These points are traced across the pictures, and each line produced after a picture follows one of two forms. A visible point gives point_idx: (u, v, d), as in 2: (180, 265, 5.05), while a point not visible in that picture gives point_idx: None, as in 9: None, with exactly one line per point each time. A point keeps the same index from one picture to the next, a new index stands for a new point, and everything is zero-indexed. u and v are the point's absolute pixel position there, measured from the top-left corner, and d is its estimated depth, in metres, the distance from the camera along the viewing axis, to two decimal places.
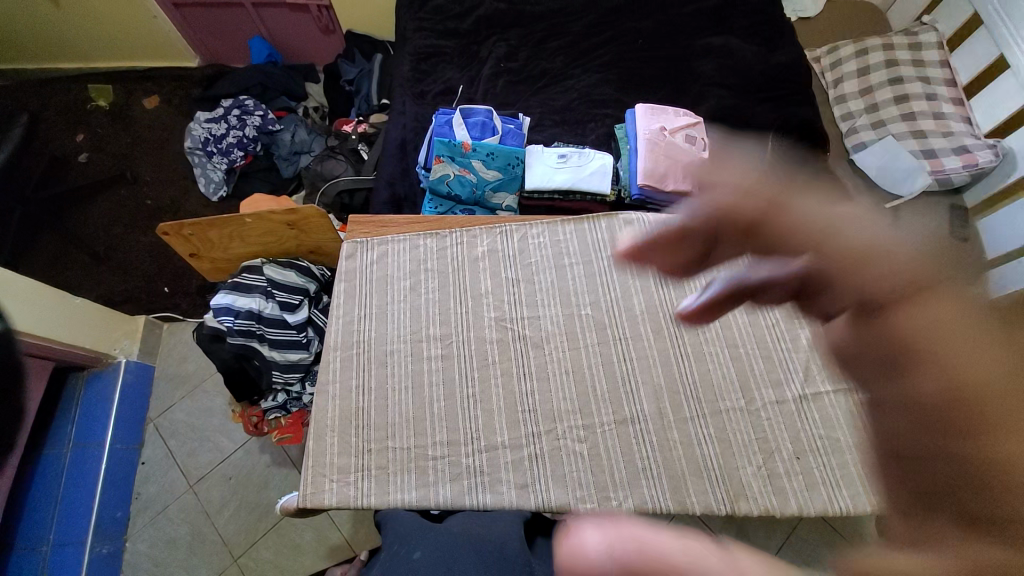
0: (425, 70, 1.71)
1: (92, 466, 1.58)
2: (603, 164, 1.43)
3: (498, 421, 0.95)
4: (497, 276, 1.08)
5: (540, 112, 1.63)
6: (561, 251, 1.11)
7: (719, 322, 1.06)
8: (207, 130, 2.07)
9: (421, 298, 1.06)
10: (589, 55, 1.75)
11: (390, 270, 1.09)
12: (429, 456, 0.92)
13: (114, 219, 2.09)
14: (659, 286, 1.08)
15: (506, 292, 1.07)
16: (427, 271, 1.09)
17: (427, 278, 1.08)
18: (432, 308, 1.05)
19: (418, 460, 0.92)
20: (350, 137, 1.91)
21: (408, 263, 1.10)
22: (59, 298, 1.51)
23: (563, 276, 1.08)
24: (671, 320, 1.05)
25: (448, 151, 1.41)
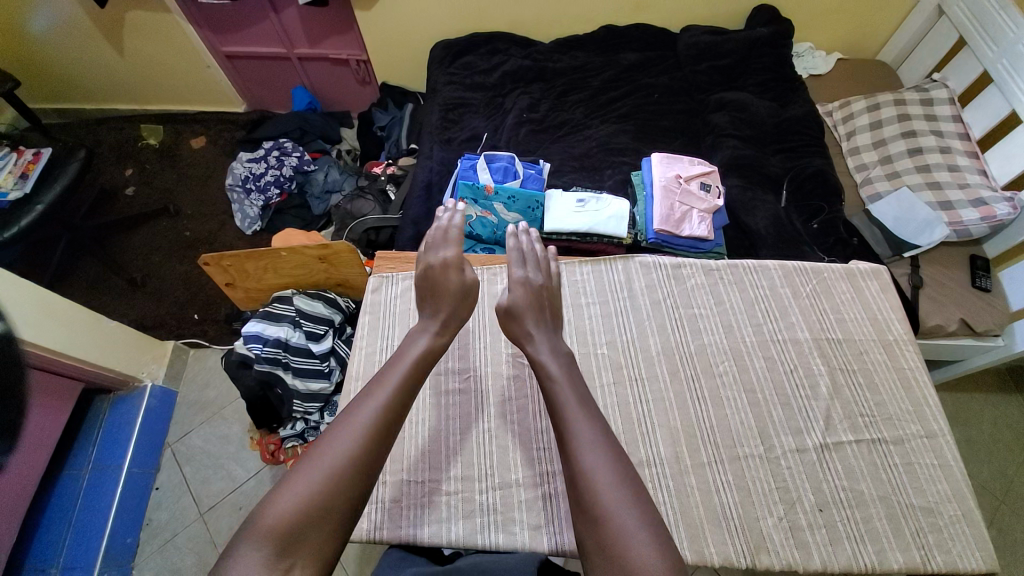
0: (453, 118, 1.84)
1: (108, 489, 1.60)
2: (620, 209, 1.49)
3: (513, 458, 0.96)
4: None
5: (560, 158, 1.71)
6: (578, 291, 1.13)
7: (737, 367, 1.06)
8: (247, 168, 2.21)
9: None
10: (607, 108, 1.85)
11: (413, 303, 1.12)
12: (441, 491, 0.93)
13: (153, 248, 2.21)
14: (675, 328, 1.09)
15: None
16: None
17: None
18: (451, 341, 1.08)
19: (431, 495, 0.92)
20: (380, 178, 2.03)
21: None
22: (92, 319, 1.59)
23: (580, 315, 1.10)
24: (688, 362, 1.06)
25: (471, 193, 1.48)
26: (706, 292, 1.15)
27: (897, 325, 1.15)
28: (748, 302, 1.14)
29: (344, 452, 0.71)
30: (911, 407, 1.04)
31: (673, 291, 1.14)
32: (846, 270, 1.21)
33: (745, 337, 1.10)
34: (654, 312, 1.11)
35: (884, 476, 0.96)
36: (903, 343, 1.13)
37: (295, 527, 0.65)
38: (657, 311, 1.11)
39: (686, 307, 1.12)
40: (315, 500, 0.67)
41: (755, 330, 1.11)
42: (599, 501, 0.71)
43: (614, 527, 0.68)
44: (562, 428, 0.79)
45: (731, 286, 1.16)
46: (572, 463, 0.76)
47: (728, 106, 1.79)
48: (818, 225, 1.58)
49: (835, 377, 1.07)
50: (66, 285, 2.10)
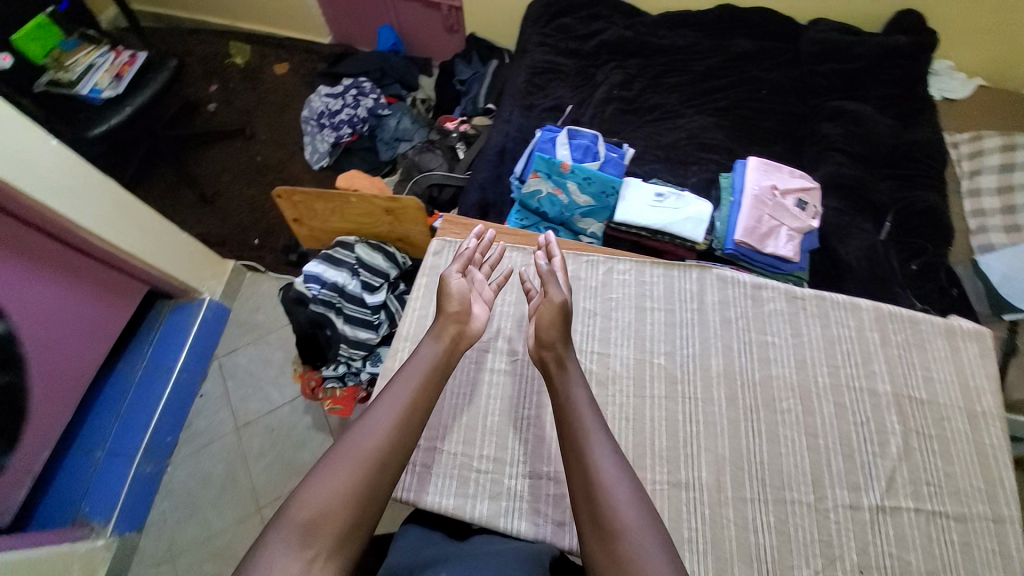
0: (539, 84, 1.75)
1: (158, 387, 1.72)
2: (700, 211, 1.39)
3: (548, 450, 0.93)
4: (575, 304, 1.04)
5: (644, 145, 1.61)
6: (644, 293, 1.05)
7: (802, 407, 0.98)
8: (324, 103, 2.22)
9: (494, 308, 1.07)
10: (705, 97, 1.71)
11: None
12: (472, 467, 0.92)
13: (225, 167, 2.28)
14: (743, 353, 1.01)
15: (581, 322, 1.02)
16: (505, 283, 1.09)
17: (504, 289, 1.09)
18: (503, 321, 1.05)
19: (461, 469, 0.92)
20: (452, 134, 1.98)
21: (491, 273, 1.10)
22: (164, 229, 1.66)
23: (642, 319, 1.03)
24: (749, 391, 0.98)
25: (546, 167, 1.42)
26: (784, 320, 1.06)
27: (988, 396, 1.03)
28: (828, 341, 1.04)
29: (370, 444, 0.74)
30: (984, 485, 0.94)
31: (747, 312, 1.05)
32: (946, 327, 1.07)
33: (818, 377, 1.01)
34: (722, 331, 1.03)
35: (940, 554, 0.88)
36: (992, 417, 1.01)
37: (323, 516, 0.67)
38: (726, 330, 1.03)
39: (759, 332, 1.04)
40: (344, 492, 0.69)
41: (830, 370, 1.02)
42: (616, 516, 0.68)
43: (632, 546, 0.65)
44: (577, 452, 0.76)
45: (813, 320, 1.06)
46: (585, 475, 0.73)
47: (842, 117, 1.61)
48: (917, 268, 1.41)
49: (908, 439, 0.97)
50: (144, 189, 2.21)
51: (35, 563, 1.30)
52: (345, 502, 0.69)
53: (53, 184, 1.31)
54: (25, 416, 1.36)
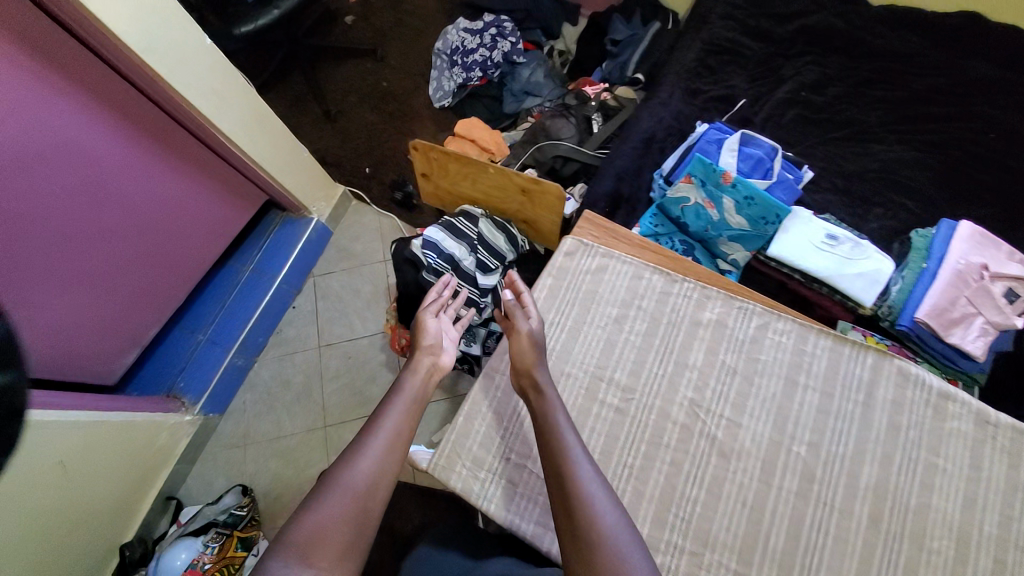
0: (712, 66, 1.51)
1: (258, 293, 1.80)
2: (878, 269, 1.16)
3: (645, 509, 0.82)
4: (714, 354, 0.90)
5: (821, 168, 1.35)
6: (800, 365, 0.89)
7: (955, 553, 0.79)
8: (460, 37, 2.06)
9: (620, 334, 0.93)
10: (915, 124, 1.38)
11: (603, 288, 0.97)
12: None
13: (351, 86, 2.24)
14: (903, 470, 0.84)
15: (717, 377, 0.89)
16: (640, 308, 0.95)
17: (636, 316, 0.94)
18: (628, 353, 0.91)
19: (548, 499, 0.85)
20: (590, 102, 1.77)
21: (624, 290, 0.96)
22: (293, 149, 1.67)
23: (789, 394, 0.87)
24: (901, 515, 0.81)
25: (703, 173, 1.22)
26: (967, 444, 0.85)
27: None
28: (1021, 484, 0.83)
29: (367, 475, 0.74)
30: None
31: (924, 423, 0.87)
32: None
33: (984, 524, 0.81)
34: (885, 436, 0.86)
35: None
36: None
37: (319, 539, 0.67)
38: (889, 436, 0.86)
39: (929, 450, 0.85)
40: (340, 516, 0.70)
41: (1001, 519, 0.81)
42: (592, 522, 0.64)
43: (609, 553, 0.61)
44: (556, 476, 0.70)
45: (1006, 454, 0.84)
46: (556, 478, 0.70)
47: None
48: None
49: None
50: (274, 93, 2.23)
51: (130, 427, 1.47)
52: (345, 528, 0.70)
53: (204, 85, 1.30)
54: (148, 294, 1.48)
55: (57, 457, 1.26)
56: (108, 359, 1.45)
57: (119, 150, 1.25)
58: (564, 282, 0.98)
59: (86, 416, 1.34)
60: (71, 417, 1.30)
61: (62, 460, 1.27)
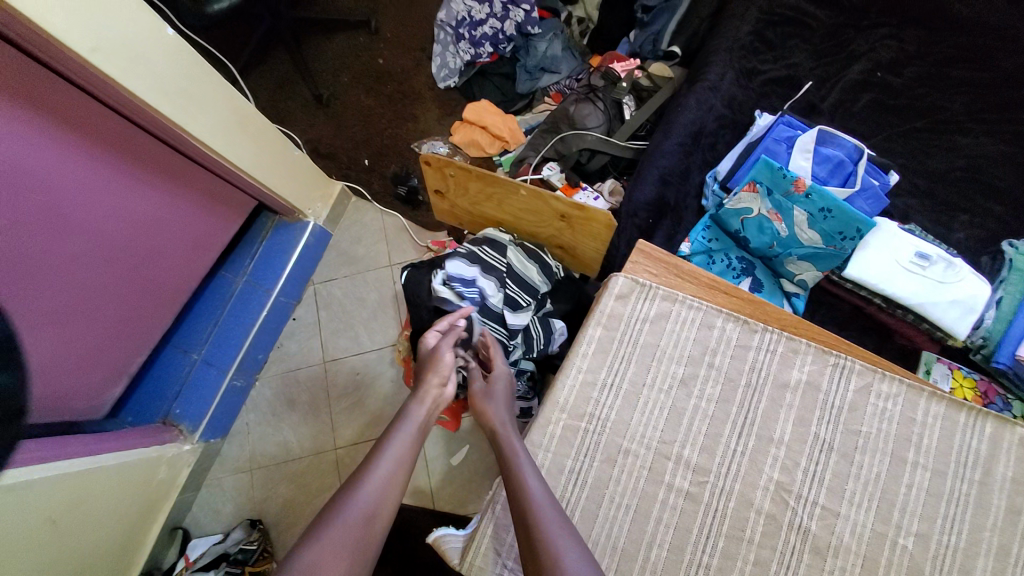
0: (769, 40, 1.26)
1: (256, 307, 1.61)
2: (977, 295, 0.97)
3: None
4: (803, 427, 0.75)
5: (900, 166, 1.15)
6: (906, 438, 0.75)
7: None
8: (465, 6, 1.78)
9: (689, 400, 0.77)
10: (1012, 110, 1.15)
11: (664, 341, 0.79)
12: None
13: (342, 65, 1.99)
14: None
15: (807, 455, 0.74)
16: (712, 366, 0.78)
17: (708, 376, 0.77)
18: (699, 425, 0.76)
19: None
20: (619, 82, 1.53)
21: (691, 344, 0.79)
22: (279, 147, 1.44)
23: (891, 474, 0.74)
24: None
25: (770, 180, 1.03)
26: None
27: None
28: None
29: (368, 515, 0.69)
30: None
31: None
32: None
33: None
34: (1004, 524, 0.72)
35: None
36: None
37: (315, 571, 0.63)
38: (1009, 524, 0.72)
39: None
40: (337, 554, 0.65)
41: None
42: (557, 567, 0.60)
43: None
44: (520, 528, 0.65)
45: None
46: (519, 519, 0.66)
47: None
48: None
49: None
50: (258, 75, 1.99)
51: (126, 469, 1.26)
52: (346, 558, 0.65)
53: (167, 84, 1.07)
54: (133, 324, 1.30)
55: (48, 515, 1.04)
56: (93, 396, 1.28)
57: (79, 167, 1.03)
58: (618, 334, 0.80)
59: (69, 464, 1.11)
60: (51, 470, 1.07)
61: (52, 516, 1.05)
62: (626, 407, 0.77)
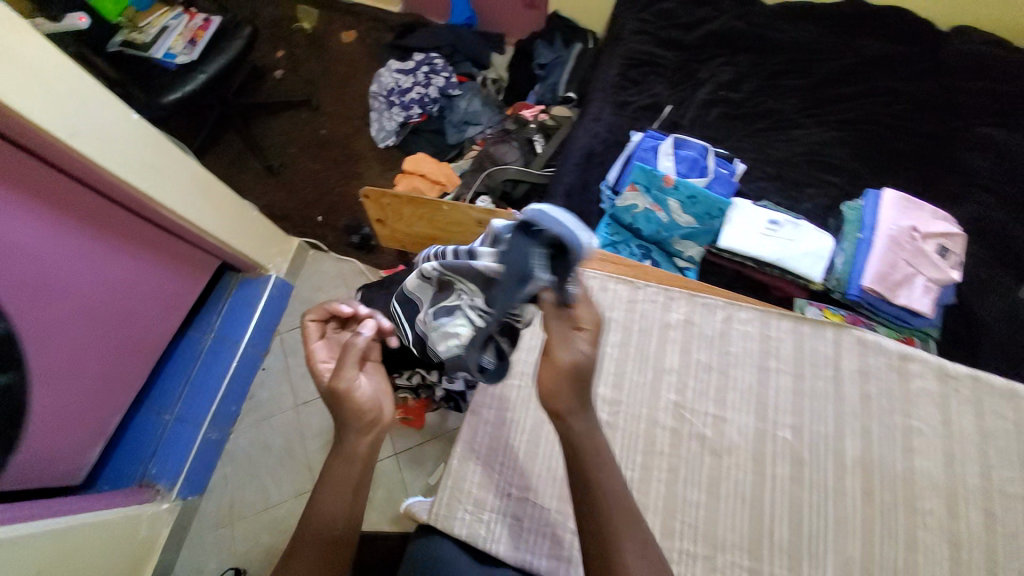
0: (634, 78, 1.59)
1: (224, 361, 1.71)
2: (821, 246, 1.22)
3: (652, 521, 0.83)
4: (688, 355, 0.94)
5: (751, 159, 1.44)
6: (769, 352, 0.93)
7: (947, 511, 0.83)
8: (394, 79, 2.10)
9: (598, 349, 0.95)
10: (828, 106, 1.48)
11: None
12: (568, 527, 0.84)
13: (291, 138, 2.23)
14: (883, 439, 0.87)
15: (694, 377, 0.92)
16: (611, 320, 0.98)
17: (610, 329, 0.97)
18: (608, 367, 0.94)
19: (556, 528, 0.85)
20: (529, 124, 1.84)
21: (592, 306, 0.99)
22: (239, 208, 1.61)
23: (764, 381, 0.91)
24: (888, 485, 0.85)
25: (646, 180, 1.28)
26: (932, 403, 0.89)
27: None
28: (983, 433, 0.88)
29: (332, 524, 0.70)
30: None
31: (891, 389, 0.90)
32: None
33: (968, 477, 0.85)
34: (861, 409, 0.89)
35: None
36: None
37: None
38: (864, 407, 0.89)
39: (902, 415, 0.89)
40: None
41: (983, 472, 0.85)
42: None
43: None
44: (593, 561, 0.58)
45: (966, 406, 0.89)
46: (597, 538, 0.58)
47: (994, 147, 1.36)
48: None
49: None
50: (213, 154, 2.19)
51: (107, 526, 1.30)
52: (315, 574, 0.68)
53: (138, 161, 1.25)
54: (116, 385, 1.39)
55: (32, 570, 1.07)
56: (73, 459, 1.34)
57: (72, 241, 1.20)
58: None
59: (53, 522, 1.16)
60: (36, 526, 1.12)
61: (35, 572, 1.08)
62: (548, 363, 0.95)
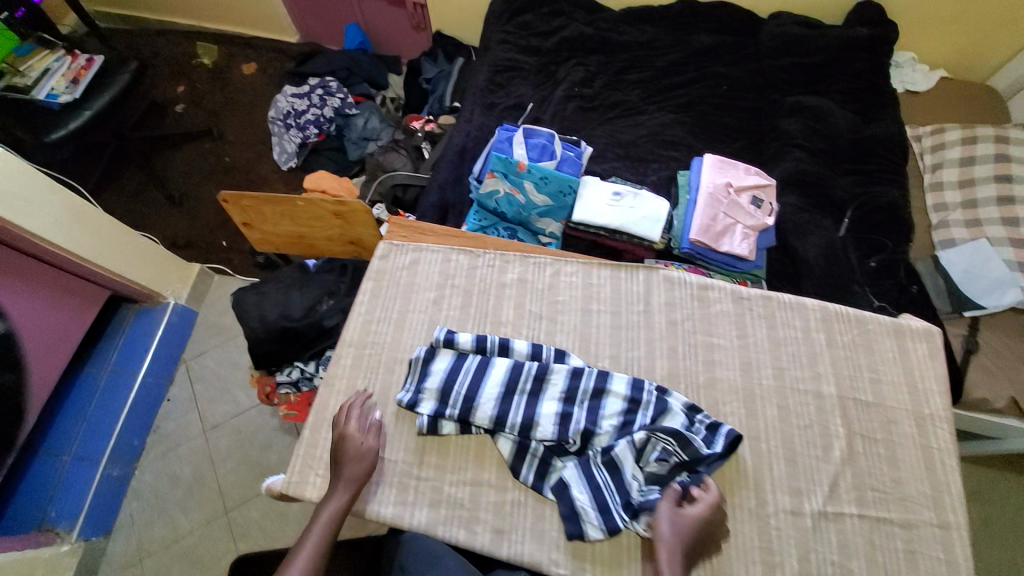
0: (500, 82, 1.74)
1: (122, 395, 1.69)
2: (657, 211, 1.38)
3: (489, 457, 0.93)
4: (521, 307, 1.06)
5: (604, 143, 1.60)
6: (592, 295, 1.07)
7: (745, 407, 0.97)
8: (290, 103, 2.19)
9: (441, 312, 1.05)
10: (666, 93, 1.68)
11: (419, 278, 1.09)
12: (412, 474, 0.92)
13: (194, 168, 2.26)
14: (687, 355, 1.01)
15: (528, 326, 1.04)
16: (453, 286, 1.08)
17: (451, 293, 1.07)
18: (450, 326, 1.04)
19: (402, 477, 0.92)
20: (417, 133, 1.96)
21: (437, 275, 1.09)
22: (123, 235, 1.63)
23: (588, 320, 1.05)
24: (694, 394, 0.98)
25: (503, 168, 1.41)
26: (730, 322, 1.05)
27: (937, 399, 0.98)
28: (773, 342, 1.02)
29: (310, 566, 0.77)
30: (931, 491, 0.90)
31: (694, 314, 1.06)
32: (896, 325, 1.03)
33: (762, 379, 0.99)
34: (668, 332, 1.04)
35: (880, 558, 0.86)
36: (940, 419, 0.96)
37: None
38: (671, 332, 1.04)
39: (704, 334, 1.04)
40: None
41: (774, 372, 1.00)
42: None
43: None
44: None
45: (758, 321, 1.05)
46: None
47: (803, 113, 1.57)
48: (875, 265, 1.39)
49: (853, 444, 0.94)
50: (113, 192, 2.19)
51: None
52: None
53: None
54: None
55: None
56: None
57: None
58: (386, 283, 1.09)
59: None
60: None
61: None
62: (396, 330, 1.04)
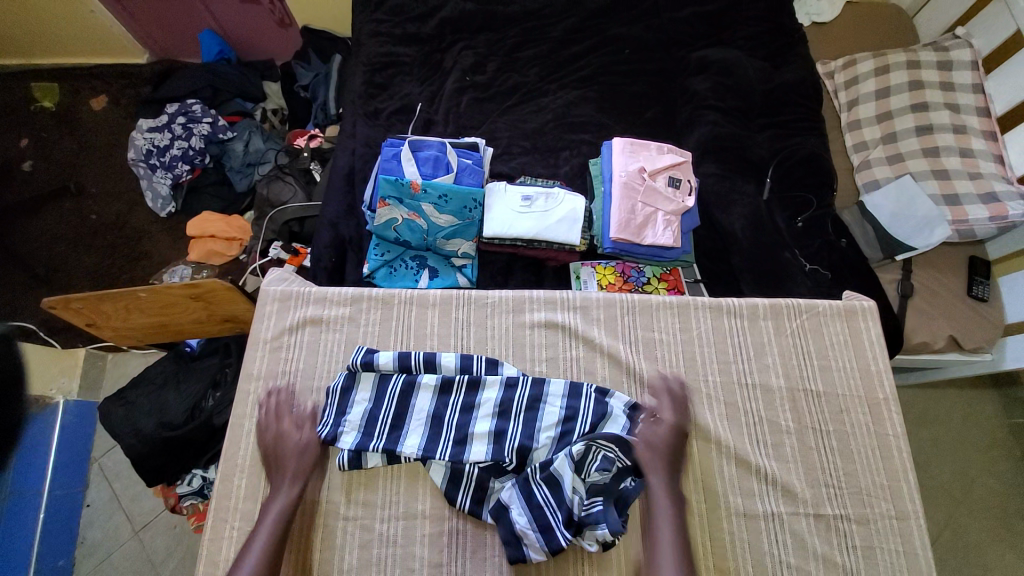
0: (380, 83, 1.51)
1: (27, 516, 1.42)
2: (573, 209, 1.25)
3: (421, 488, 0.91)
4: (445, 316, 1.03)
5: (508, 136, 1.43)
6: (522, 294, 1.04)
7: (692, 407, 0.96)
8: (148, 139, 1.87)
9: (358, 331, 1.02)
10: (566, 67, 1.51)
11: (329, 292, 1.05)
12: (338, 515, 0.89)
13: (59, 235, 1.93)
14: (631, 348, 1.00)
15: (455, 334, 1.02)
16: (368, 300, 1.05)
17: (368, 308, 1.04)
18: (369, 339, 1.02)
19: (327, 516, 0.89)
20: (303, 153, 1.72)
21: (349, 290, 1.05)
22: None
23: (518, 317, 1.03)
24: (637, 386, 0.97)
25: (395, 192, 1.22)
26: (673, 316, 1.03)
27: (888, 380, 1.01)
28: (718, 336, 1.02)
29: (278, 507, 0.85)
30: (885, 482, 0.93)
31: (634, 306, 1.04)
32: (845, 309, 1.04)
33: (708, 376, 0.99)
34: (609, 330, 1.02)
35: (840, 559, 0.88)
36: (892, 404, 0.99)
37: None
38: (612, 328, 1.02)
39: (646, 329, 1.02)
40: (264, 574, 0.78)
41: (722, 367, 1.00)
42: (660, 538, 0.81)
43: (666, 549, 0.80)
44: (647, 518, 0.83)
45: (704, 315, 1.03)
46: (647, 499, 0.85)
47: (710, 69, 1.45)
48: (803, 224, 1.34)
49: (804, 438, 0.95)
50: None
51: None
52: None
53: None
54: None
55: None
56: None
57: None
58: (291, 303, 1.05)
59: None
60: None
61: None
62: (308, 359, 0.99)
